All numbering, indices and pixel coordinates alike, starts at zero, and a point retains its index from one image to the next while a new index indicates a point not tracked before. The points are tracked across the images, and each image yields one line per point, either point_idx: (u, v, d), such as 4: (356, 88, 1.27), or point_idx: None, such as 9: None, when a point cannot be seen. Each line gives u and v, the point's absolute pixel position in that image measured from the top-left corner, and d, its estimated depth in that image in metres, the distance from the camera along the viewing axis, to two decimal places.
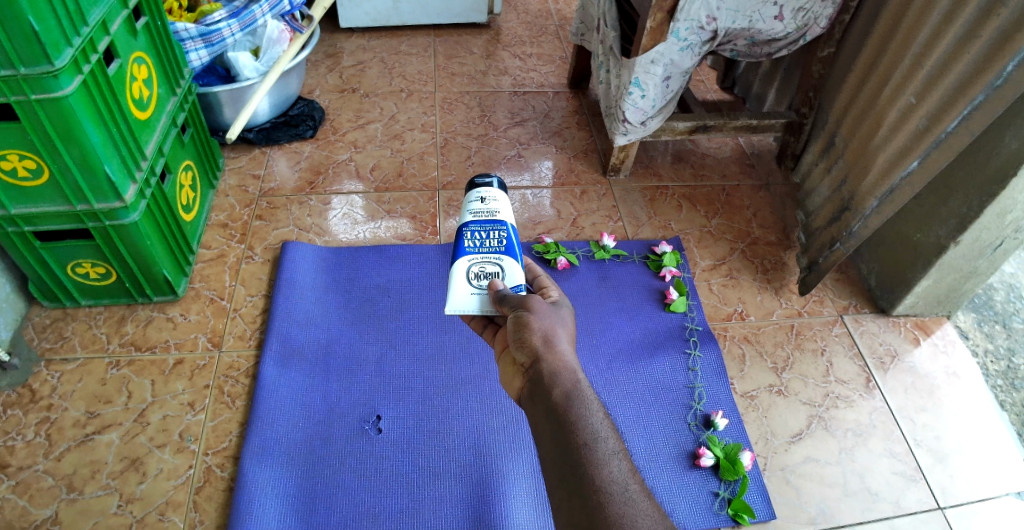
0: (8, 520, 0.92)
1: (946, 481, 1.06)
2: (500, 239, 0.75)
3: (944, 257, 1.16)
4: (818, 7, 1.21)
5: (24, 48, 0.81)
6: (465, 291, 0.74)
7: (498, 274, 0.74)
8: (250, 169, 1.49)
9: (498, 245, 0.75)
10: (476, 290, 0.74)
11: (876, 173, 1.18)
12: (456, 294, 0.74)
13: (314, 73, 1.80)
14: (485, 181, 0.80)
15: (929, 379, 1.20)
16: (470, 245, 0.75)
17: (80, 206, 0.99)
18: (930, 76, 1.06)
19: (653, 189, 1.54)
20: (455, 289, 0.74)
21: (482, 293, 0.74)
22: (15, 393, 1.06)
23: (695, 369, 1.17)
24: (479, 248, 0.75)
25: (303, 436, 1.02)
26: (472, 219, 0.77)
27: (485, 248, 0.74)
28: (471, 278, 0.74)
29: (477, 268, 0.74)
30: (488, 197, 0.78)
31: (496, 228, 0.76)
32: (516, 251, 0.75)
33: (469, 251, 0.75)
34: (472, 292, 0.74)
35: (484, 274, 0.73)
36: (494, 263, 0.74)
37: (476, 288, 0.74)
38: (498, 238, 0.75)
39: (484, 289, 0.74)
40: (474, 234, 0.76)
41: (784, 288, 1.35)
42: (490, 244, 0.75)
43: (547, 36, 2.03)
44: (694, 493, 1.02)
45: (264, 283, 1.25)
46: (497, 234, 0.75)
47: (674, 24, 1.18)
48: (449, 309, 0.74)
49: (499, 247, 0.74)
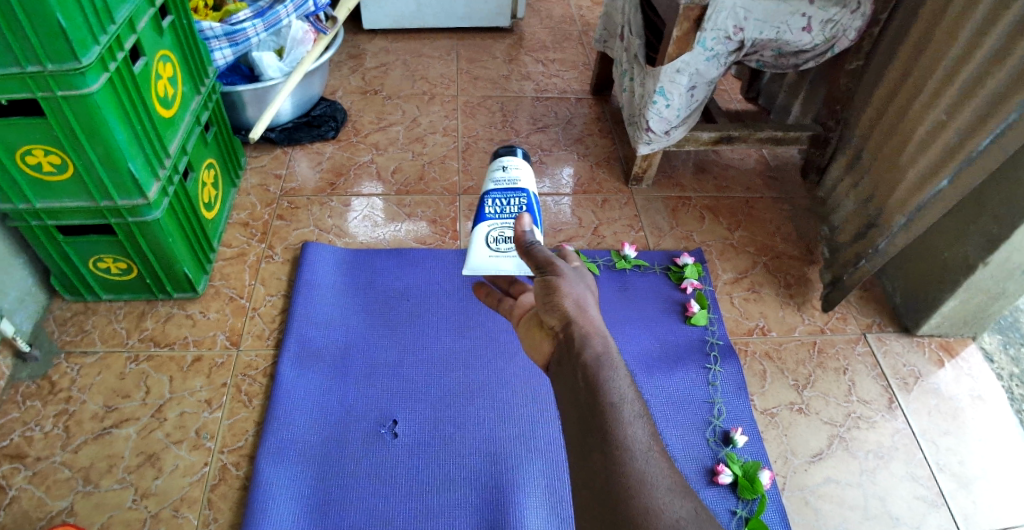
0: (25, 510, 0.92)
1: (968, 507, 1.03)
2: (519, 206, 0.76)
3: (972, 278, 1.13)
4: (847, 19, 1.19)
5: (51, 45, 0.82)
6: (484, 252, 0.75)
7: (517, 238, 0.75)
8: (273, 169, 1.50)
9: (518, 211, 0.76)
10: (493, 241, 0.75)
11: (904, 190, 1.16)
12: (476, 254, 0.75)
13: (338, 75, 1.81)
14: (509, 150, 0.81)
15: (953, 402, 1.17)
16: (491, 211, 0.77)
17: (103, 202, 1.00)
18: (960, 94, 1.04)
19: (675, 200, 1.52)
20: (476, 251, 0.75)
21: (503, 255, 0.75)
22: (35, 384, 1.06)
23: (715, 384, 1.15)
24: (500, 214, 0.76)
25: (318, 438, 1.02)
26: (494, 188, 0.78)
27: (506, 213, 0.76)
28: (490, 241, 0.75)
29: (497, 233, 0.75)
30: (510, 165, 0.79)
31: (517, 195, 0.77)
32: (536, 217, 0.76)
33: (490, 216, 0.76)
34: (490, 253, 0.75)
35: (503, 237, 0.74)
36: (513, 228, 0.75)
37: (495, 250, 0.75)
38: (517, 205, 0.76)
39: (504, 251, 0.75)
40: (496, 201, 0.77)
41: (807, 304, 1.32)
42: (510, 210, 0.76)
43: (570, 42, 2.02)
44: (711, 509, 1.00)
45: (283, 283, 1.25)
46: (517, 201, 0.77)
47: (700, 33, 1.17)
48: (468, 268, 0.75)
49: (518, 211, 0.76)
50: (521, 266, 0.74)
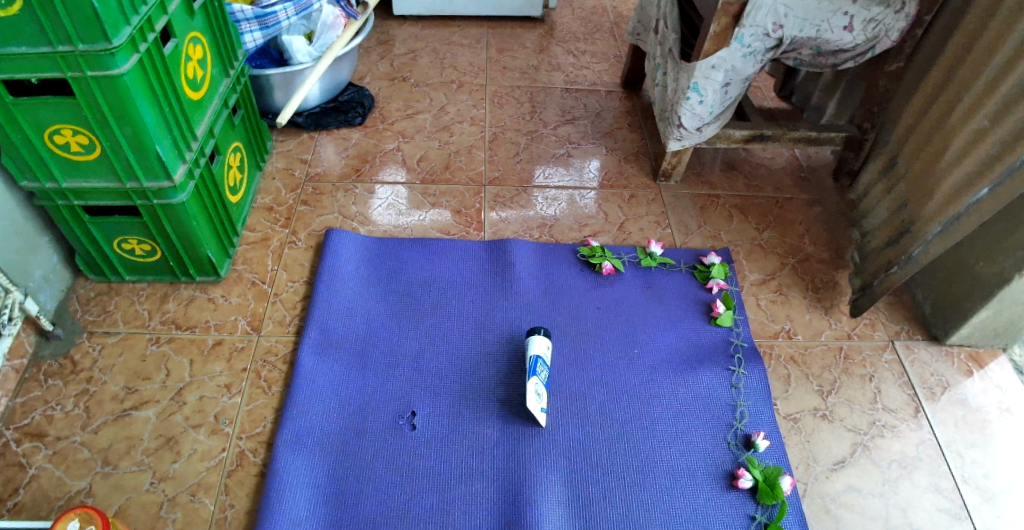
0: (44, 489, 0.92)
1: (992, 522, 1.01)
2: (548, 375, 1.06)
3: (1008, 288, 1.10)
4: (890, 19, 1.15)
5: (83, 26, 0.80)
6: (534, 398, 1.01)
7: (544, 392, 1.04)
8: (298, 153, 1.49)
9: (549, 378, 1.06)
10: (537, 389, 1.02)
11: (941, 198, 1.13)
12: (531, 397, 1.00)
13: (366, 60, 1.79)
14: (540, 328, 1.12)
15: (980, 413, 1.14)
16: (539, 369, 1.04)
17: (129, 184, 0.99)
18: (1006, 100, 1.01)
19: (703, 198, 1.49)
20: (531, 394, 1.01)
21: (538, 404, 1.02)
22: (57, 363, 1.06)
23: (738, 386, 1.13)
24: (542, 372, 1.04)
25: (336, 427, 1.01)
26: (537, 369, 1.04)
27: (544, 374, 1.05)
28: (536, 391, 1.02)
29: (540, 386, 1.03)
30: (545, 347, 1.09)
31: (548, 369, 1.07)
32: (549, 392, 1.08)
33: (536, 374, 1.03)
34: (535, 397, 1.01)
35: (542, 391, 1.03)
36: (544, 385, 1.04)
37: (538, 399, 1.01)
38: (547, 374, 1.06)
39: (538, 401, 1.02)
40: (541, 365, 1.05)
41: (835, 309, 1.30)
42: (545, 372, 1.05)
43: (601, 33, 1.98)
44: (729, 515, 0.98)
45: (305, 270, 1.24)
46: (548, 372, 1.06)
47: (738, 29, 1.14)
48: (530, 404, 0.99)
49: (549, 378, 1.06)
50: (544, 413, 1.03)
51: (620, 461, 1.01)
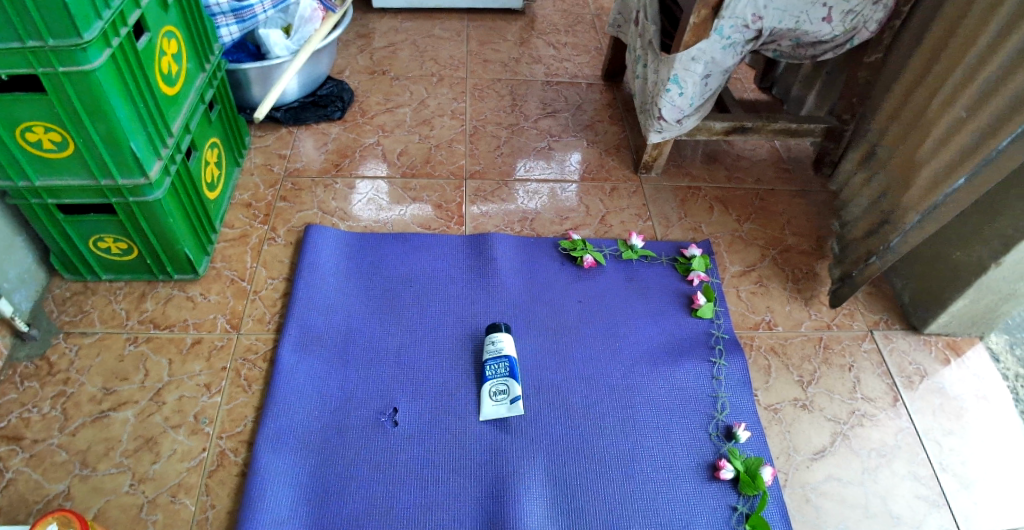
0: (21, 493, 0.91)
1: (969, 508, 1.03)
2: (505, 368, 1.05)
3: (984, 278, 1.11)
4: (869, 10, 1.15)
5: (53, 20, 0.79)
6: (489, 405, 1.03)
7: (506, 389, 1.04)
8: (277, 148, 1.47)
9: (504, 371, 1.05)
10: (493, 393, 1.04)
11: (919, 189, 1.14)
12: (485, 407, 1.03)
13: (345, 53, 1.77)
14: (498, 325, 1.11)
15: (957, 401, 1.16)
16: (490, 372, 1.06)
17: (104, 181, 0.98)
18: (983, 91, 1.01)
19: (685, 190, 1.50)
20: (484, 404, 1.04)
21: (500, 405, 1.03)
22: (32, 364, 1.05)
23: (719, 378, 1.13)
24: (495, 373, 1.05)
25: (318, 425, 1.01)
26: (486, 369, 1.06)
27: (498, 372, 1.05)
28: (491, 396, 1.04)
29: (495, 389, 1.04)
30: (498, 340, 1.08)
31: (503, 361, 1.06)
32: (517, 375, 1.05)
33: (490, 378, 1.05)
34: (493, 404, 1.03)
35: (498, 391, 1.03)
36: (502, 383, 1.04)
37: (496, 403, 1.03)
38: (503, 367, 1.05)
39: (501, 402, 1.03)
40: (492, 366, 1.06)
41: (815, 300, 1.31)
42: (500, 369, 1.05)
43: (583, 25, 1.98)
44: (711, 505, 0.99)
45: (286, 267, 1.23)
46: (503, 364, 1.05)
47: (718, 21, 1.13)
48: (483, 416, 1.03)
49: (505, 371, 1.05)
50: (511, 408, 1.02)
51: (603, 454, 1.02)
